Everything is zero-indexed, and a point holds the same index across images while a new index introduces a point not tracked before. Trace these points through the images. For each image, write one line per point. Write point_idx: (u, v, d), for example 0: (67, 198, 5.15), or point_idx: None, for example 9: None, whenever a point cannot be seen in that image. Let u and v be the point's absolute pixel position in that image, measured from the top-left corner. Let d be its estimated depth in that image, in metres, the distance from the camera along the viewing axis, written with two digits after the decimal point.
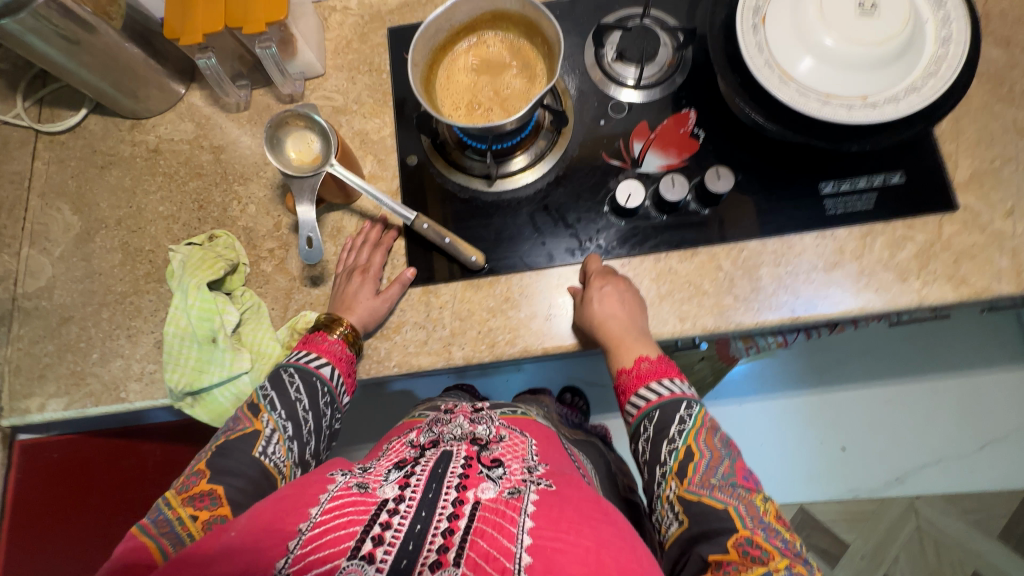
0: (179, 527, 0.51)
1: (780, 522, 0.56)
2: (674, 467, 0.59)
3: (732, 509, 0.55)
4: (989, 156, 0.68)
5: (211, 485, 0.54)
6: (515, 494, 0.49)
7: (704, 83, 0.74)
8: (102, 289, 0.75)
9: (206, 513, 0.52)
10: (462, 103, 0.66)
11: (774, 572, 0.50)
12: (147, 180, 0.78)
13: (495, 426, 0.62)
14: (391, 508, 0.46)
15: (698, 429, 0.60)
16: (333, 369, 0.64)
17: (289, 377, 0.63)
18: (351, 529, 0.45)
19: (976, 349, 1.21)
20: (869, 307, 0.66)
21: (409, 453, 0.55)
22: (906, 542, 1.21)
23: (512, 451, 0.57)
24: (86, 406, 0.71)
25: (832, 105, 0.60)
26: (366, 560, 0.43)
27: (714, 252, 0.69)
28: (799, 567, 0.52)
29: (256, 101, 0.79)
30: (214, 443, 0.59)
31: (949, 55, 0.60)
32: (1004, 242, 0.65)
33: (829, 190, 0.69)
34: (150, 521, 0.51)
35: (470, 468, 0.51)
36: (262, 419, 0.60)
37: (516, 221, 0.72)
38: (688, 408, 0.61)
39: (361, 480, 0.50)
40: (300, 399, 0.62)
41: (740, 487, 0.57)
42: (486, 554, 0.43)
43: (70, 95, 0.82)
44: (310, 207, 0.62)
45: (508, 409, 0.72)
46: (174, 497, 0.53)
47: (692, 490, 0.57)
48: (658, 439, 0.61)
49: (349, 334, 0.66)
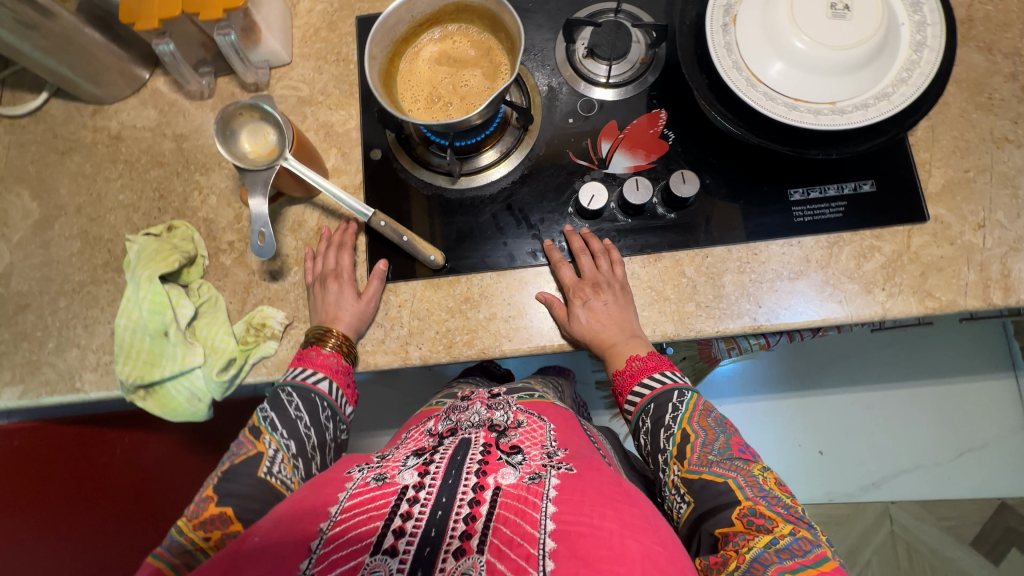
0: (193, 549, 0.52)
1: (782, 490, 0.57)
2: (674, 452, 0.59)
3: (731, 481, 0.56)
4: (964, 166, 0.67)
5: (219, 508, 0.54)
6: (536, 480, 0.48)
7: (675, 83, 0.72)
8: (60, 277, 0.74)
9: (219, 533, 0.53)
10: (421, 96, 0.65)
11: (780, 539, 0.51)
12: (109, 168, 0.77)
13: (512, 411, 0.62)
14: (412, 497, 0.46)
15: (691, 412, 0.61)
16: (331, 383, 0.64)
17: (287, 396, 0.62)
18: (372, 525, 0.44)
19: (958, 356, 1.20)
20: (832, 319, 0.65)
21: (428, 441, 0.56)
22: (879, 544, 1.19)
23: (530, 438, 0.57)
24: (40, 396, 0.70)
25: (799, 110, 0.58)
26: (389, 553, 0.42)
27: (678, 257, 0.68)
28: (803, 532, 0.52)
29: (220, 89, 0.77)
30: (220, 469, 0.58)
31: (922, 61, 0.58)
32: (973, 255, 0.64)
33: (798, 197, 0.68)
34: (163, 549, 0.52)
35: (489, 454, 0.51)
36: (264, 440, 0.59)
37: (479, 220, 0.71)
38: (680, 395, 0.63)
39: (379, 473, 0.50)
40: (300, 417, 0.62)
41: (738, 459, 0.58)
42: (509, 540, 0.42)
43: (32, 78, 0.80)
44: (263, 200, 0.60)
45: (525, 392, 0.72)
46: (185, 523, 0.53)
47: (692, 469, 0.57)
48: (655, 430, 0.62)
49: (343, 344, 0.65)
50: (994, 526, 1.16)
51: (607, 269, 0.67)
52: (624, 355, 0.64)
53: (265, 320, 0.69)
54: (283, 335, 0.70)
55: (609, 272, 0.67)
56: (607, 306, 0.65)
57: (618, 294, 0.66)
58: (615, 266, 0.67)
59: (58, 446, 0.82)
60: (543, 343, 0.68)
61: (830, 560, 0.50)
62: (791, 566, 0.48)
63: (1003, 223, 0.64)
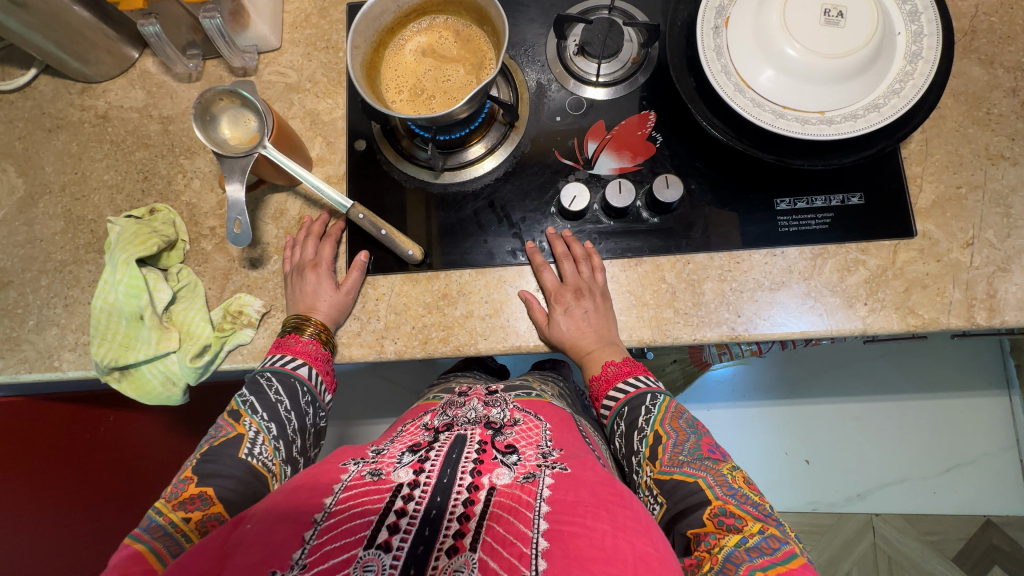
0: (172, 530, 0.51)
1: (751, 488, 0.56)
2: (647, 453, 0.59)
3: (702, 480, 0.55)
4: (956, 182, 0.65)
5: (200, 488, 0.53)
6: (530, 479, 0.48)
7: (667, 84, 0.71)
8: (43, 256, 0.74)
9: (199, 514, 0.52)
10: (405, 87, 0.64)
11: (749, 538, 0.50)
12: (94, 147, 0.77)
13: (509, 409, 0.62)
14: (407, 494, 0.45)
15: (663, 414, 0.61)
16: (311, 370, 0.64)
17: (266, 381, 0.62)
18: (367, 518, 0.43)
19: (952, 372, 1.19)
20: (811, 332, 0.64)
21: (423, 437, 0.55)
22: (861, 555, 1.18)
23: (526, 437, 0.56)
24: (18, 373, 0.70)
25: (787, 118, 0.57)
26: (383, 548, 0.41)
27: (659, 262, 0.67)
28: (772, 530, 0.51)
29: (208, 72, 0.77)
30: (199, 451, 0.58)
31: (916, 73, 0.56)
32: (959, 273, 0.63)
33: (784, 207, 0.67)
34: (142, 530, 0.51)
35: (484, 453, 0.51)
36: (244, 423, 0.59)
37: (460, 216, 0.71)
38: (652, 399, 0.62)
39: (374, 468, 0.49)
40: (280, 400, 0.61)
41: (707, 459, 0.57)
42: (503, 539, 0.42)
43: (22, 54, 0.79)
44: (240, 187, 0.59)
45: (523, 391, 0.71)
46: (164, 504, 0.53)
47: (664, 470, 0.57)
48: (629, 432, 0.61)
49: (321, 333, 0.65)
50: (977, 543, 1.15)
51: (588, 275, 0.66)
52: (600, 360, 0.64)
53: (242, 307, 0.69)
54: (260, 323, 0.70)
55: (590, 278, 0.66)
56: (586, 314, 0.65)
57: (598, 301, 0.66)
58: (596, 272, 0.67)
59: (43, 426, 0.79)
60: (518, 343, 0.67)
61: (798, 557, 0.50)
62: (762, 564, 0.48)
63: (993, 242, 0.63)
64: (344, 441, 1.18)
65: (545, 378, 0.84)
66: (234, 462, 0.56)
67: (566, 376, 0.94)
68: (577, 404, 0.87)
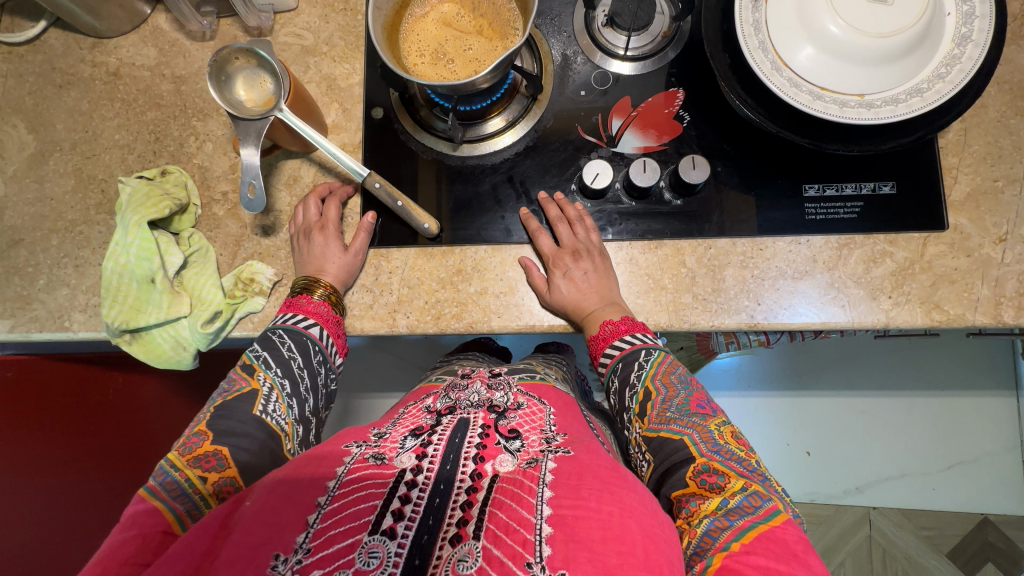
0: (189, 489, 0.50)
1: (739, 443, 0.56)
2: (636, 409, 0.60)
3: (687, 438, 0.55)
4: (993, 175, 0.63)
5: (215, 447, 0.53)
6: (532, 465, 0.48)
7: (696, 60, 0.69)
8: (53, 215, 0.73)
9: (214, 475, 0.51)
10: (426, 51, 0.62)
11: (729, 498, 0.50)
12: (106, 106, 0.75)
13: (512, 393, 0.61)
14: (410, 480, 0.45)
15: (656, 369, 0.61)
16: (322, 330, 0.63)
17: (278, 338, 0.61)
18: (371, 503, 0.42)
19: (964, 369, 1.16)
20: (832, 324, 0.62)
21: (426, 420, 0.55)
22: (856, 546, 1.19)
23: (530, 422, 0.56)
24: (29, 331, 0.70)
25: (825, 99, 0.54)
26: (388, 535, 0.40)
27: (680, 246, 0.65)
28: (756, 487, 0.51)
29: (222, 32, 0.75)
30: (212, 405, 0.58)
31: (964, 57, 0.53)
32: (989, 269, 0.61)
33: (812, 193, 0.65)
34: (158, 484, 0.50)
35: (488, 437, 0.51)
36: (259, 377, 0.59)
37: (478, 190, 0.69)
38: (646, 355, 0.61)
39: (377, 451, 0.49)
40: (293, 357, 0.61)
41: (695, 415, 0.57)
42: (506, 526, 0.41)
43: (33, 6, 0.77)
44: (254, 151, 0.57)
45: (526, 373, 0.71)
46: (178, 459, 0.52)
47: (652, 427, 0.57)
48: (622, 389, 0.62)
49: (331, 295, 0.65)
50: (973, 539, 1.16)
51: (584, 236, 0.65)
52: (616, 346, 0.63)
53: (254, 275, 0.69)
54: (272, 292, 0.69)
55: (586, 239, 0.65)
56: (586, 276, 0.64)
57: (597, 262, 0.65)
58: (592, 232, 0.66)
59: (51, 385, 0.78)
60: (532, 322, 0.66)
61: (781, 514, 0.49)
62: (739, 527, 0.47)
63: None
64: (350, 413, 1.19)
65: (549, 362, 0.83)
66: (249, 419, 0.55)
67: (569, 360, 0.94)
68: (577, 388, 0.87)
